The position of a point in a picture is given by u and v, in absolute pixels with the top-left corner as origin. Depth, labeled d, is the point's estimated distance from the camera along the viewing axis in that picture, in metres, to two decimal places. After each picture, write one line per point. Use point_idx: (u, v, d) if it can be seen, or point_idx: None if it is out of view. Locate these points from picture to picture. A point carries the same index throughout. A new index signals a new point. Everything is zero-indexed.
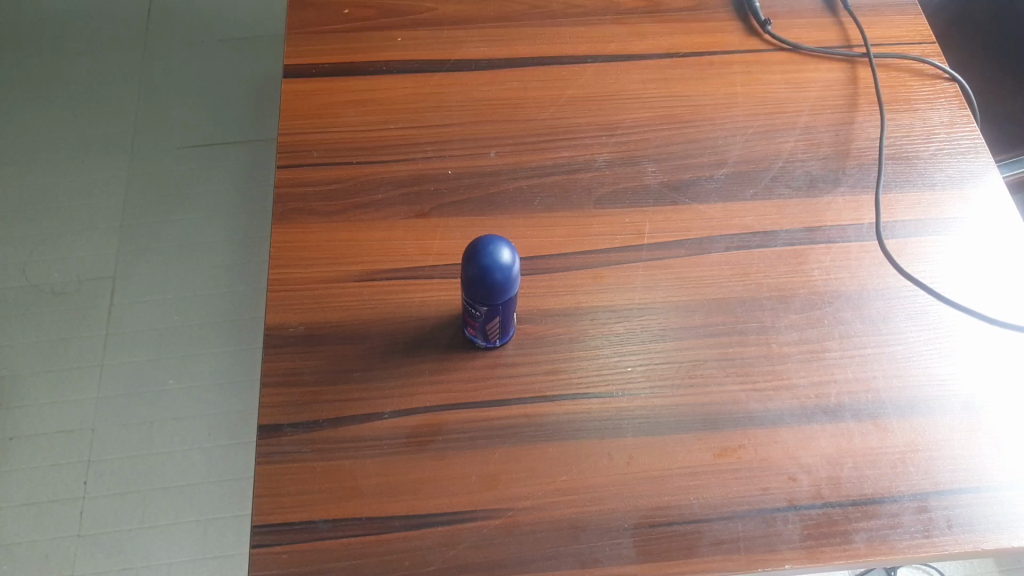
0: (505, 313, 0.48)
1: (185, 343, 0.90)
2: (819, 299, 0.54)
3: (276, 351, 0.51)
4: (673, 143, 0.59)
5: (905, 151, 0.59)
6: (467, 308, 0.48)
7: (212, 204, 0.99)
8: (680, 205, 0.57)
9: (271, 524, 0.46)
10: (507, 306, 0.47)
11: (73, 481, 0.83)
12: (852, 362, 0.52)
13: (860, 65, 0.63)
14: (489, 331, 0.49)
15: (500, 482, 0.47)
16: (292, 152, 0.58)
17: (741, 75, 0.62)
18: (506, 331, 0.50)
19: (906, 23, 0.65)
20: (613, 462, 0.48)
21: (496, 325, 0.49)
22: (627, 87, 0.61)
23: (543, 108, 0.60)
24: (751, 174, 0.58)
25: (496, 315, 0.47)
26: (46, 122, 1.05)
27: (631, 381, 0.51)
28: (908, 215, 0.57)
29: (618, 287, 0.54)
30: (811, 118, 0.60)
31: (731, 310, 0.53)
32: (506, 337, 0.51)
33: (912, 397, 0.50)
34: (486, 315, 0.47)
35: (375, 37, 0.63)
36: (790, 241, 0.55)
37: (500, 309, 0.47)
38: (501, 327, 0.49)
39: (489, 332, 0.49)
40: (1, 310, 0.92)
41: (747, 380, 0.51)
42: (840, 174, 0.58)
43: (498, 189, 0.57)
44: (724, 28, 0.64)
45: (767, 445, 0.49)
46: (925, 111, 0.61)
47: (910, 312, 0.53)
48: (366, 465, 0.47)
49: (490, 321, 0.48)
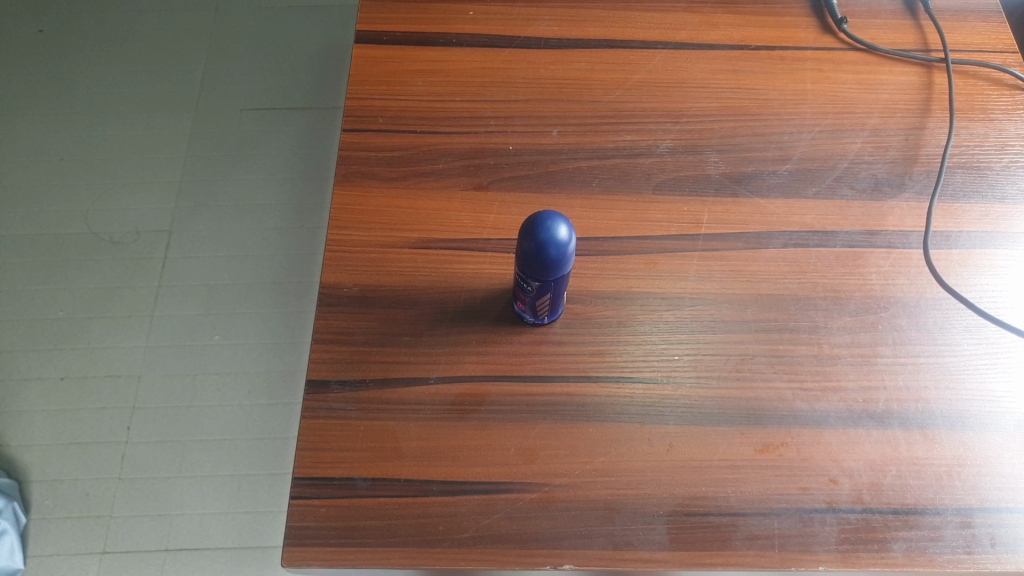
0: (555, 291, 0.48)
1: (235, 301, 0.92)
2: (875, 304, 0.53)
3: (328, 309, 0.52)
4: (739, 136, 0.59)
5: (976, 160, 0.58)
6: (519, 282, 0.48)
7: (271, 167, 1.00)
8: (740, 198, 0.56)
9: (312, 478, 0.47)
10: (559, 284, 0.47)
11: (117, 426, 0.85)
12: (903, 370, 0.51)
13: (936, 70, 0.62)
14: (538, 307, 0.50)
15: (538, 457, 0.47)
16: (358, 117, 0.59)
17: (812, 72, 0.61)
18: (555, 308, 0.51)
19: (988, 31, 0.64)
20: (652, 448, 0.48)
21: (546, 301, 0.49)
22: (695, 75, 0.61)
23: (609, 91, 0.60)
24: (815, 172, 0.57)
25: (547, 291, 0.48)
26: (118, 75, 1.08)
27: (676, 369, 0.51)
28: (974, 226, 0.55)
29: (671, 275, 0.54)
30: (881, 120, 0.59)
31: (783, 307, 0.53)
32: (554, 315, 0.51)
33: (963, 410, 0.50)
34: (537, 290, 0.48)
35: (448, 9, 0.64)
36: (850, 243, 0.55)
37: (552, 286, 0.47)
38: (551, 305, 0.49)
39: (538, 308, 0.50)
40: (63, 254, 0.95)
41: (795, 379, 0.50)
42: (907, 179, 0.57)
43: (557, 168, 0.57)
44: (798, 24, 0.63)
45: (811, 445, 0.48)
46: (1001, 122, 0.60)
47: (968, 324, 0.52)
48: (408, 428, 0.48)
49: (541, 297, 0.48)
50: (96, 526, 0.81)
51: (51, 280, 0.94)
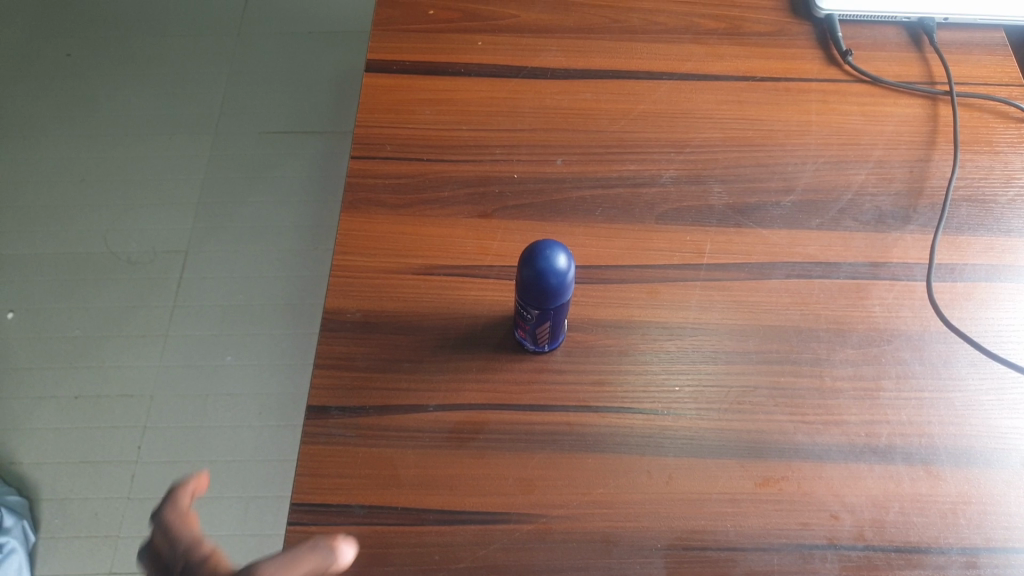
0: (554, 320, 0.48)
1: (247, 323, 0.93)
2: (878, 336, 0.52)
3: (331, 334, 0.52)
4: (743, 167, 0.59)
5: (981, 193, 0.58)
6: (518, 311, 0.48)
7: (285, 191, 1.01)
8: (743, 229, 0.56)
9: (310, 504, 0.46)
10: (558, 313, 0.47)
11: (127, 445, 0.86)
12: (907, 404, 0.50)
13: (941, 103, 0.61)
14: (537, 336, 0.50)
15: (536, 487, 0.47)
16: (365, 144, 0.60)
17: (818, 103, 0.61)
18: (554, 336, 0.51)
19: (994, 64, 0.63)
20: (651, 480, 0.48)
21: (545, 331, 0.49)
22: (701, 106, 0.61)
23: (615, 121, 0.61)
24: (819, 203, 0.57)
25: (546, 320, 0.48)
26: (138, 98, 1.09)
27: (676, 401, 0.50)
28: (979, 259, 0.55)
29: (672, 304, 0.53)
30: (886, 152, 0.59)
31: (787, 339, 0.52)
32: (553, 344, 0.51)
33: (967, 446, 0.49)
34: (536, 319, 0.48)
35: (455, 39, 0.64)
36: (853, 275, 0.54)
37: (551, 315, 0.47)
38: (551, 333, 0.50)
39: (537, 336, 0.50)
40: (80, 273, 0.96)
41: (797, 412, 0.50)
42: (912, 212, 0.57)
43: (561, 197, 0.57)
44: (804, 56, 0.63)
45: (812, 479, 0.48)
46: (1007, 155, 0.59)
47: (973, 359, 0.52)
48: (406, 455, 0.48)
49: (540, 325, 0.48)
50: (104, 545, 0.81)
51: (67, 299, 0.94)
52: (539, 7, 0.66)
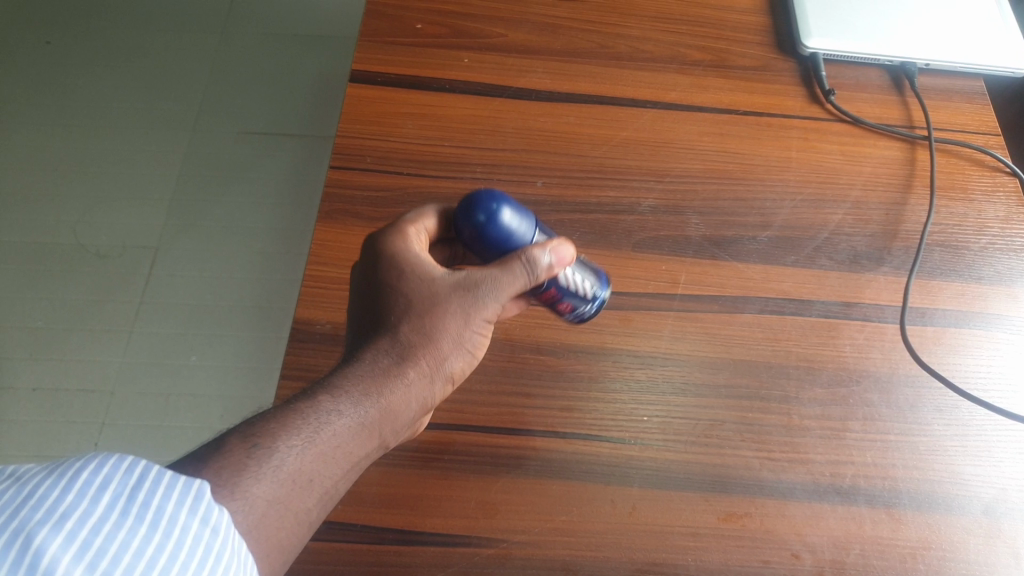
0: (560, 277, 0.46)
1: (213, 323, 0.91)
2: (847, 376, 0.52)
3: (299, 345, 0.51)
4: (721, 199, 0.59)
5: (954, 239, 0.58)
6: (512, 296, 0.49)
7: (262, 192, 1.00)
8: (719, 261, 0.56)
9: None
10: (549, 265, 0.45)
11: (83, 442, 0.84)
12: (872, 446, 0.50)
13: (920, 147, 0.62)
14: (569, 309, 0.49)
15: (499, 511, 0.47)
16: (345, 155, 0.59)
17: (798, 140, 0.61)
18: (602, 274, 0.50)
19: (972, 113, 0.64)
20: (615, 510, 0.47)
21: (572, 298, 0.48)
22: (682, 136, 0.61)
23: (597, 146, 0.60)
24: (795, 240, 0.57)
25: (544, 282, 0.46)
26: (117, 90, 1.08)
27: (644, 431, 0.50)
28: (949, 304, 0.56)
29: (645, 333, 0.53)
30: (864, 193, 0.60)
31: (757, 374, 0.52)
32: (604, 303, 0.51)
33: (930, 490, 0.49)
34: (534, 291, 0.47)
35: (443, 54, 0.64)
36: (825, 313, 0.54)
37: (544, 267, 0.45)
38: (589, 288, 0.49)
39: (568, 311, 0.49)
40: (46, 264, 0.94)
41: (763, 449, 0.50)
42: (886, 253, 0.57)
43: (540, 219, 0.57)
44: (787, 93, 0.63)
45: (774, 517, 0.48)
46: (980, 203, 0.60)
47: (939, 404, 0.52)
48: (369, 472, 0.48)
49: (554, 295, 0.47)
50: None
51: (30, 290, 0.93)
52: (528, 27, 0.66)
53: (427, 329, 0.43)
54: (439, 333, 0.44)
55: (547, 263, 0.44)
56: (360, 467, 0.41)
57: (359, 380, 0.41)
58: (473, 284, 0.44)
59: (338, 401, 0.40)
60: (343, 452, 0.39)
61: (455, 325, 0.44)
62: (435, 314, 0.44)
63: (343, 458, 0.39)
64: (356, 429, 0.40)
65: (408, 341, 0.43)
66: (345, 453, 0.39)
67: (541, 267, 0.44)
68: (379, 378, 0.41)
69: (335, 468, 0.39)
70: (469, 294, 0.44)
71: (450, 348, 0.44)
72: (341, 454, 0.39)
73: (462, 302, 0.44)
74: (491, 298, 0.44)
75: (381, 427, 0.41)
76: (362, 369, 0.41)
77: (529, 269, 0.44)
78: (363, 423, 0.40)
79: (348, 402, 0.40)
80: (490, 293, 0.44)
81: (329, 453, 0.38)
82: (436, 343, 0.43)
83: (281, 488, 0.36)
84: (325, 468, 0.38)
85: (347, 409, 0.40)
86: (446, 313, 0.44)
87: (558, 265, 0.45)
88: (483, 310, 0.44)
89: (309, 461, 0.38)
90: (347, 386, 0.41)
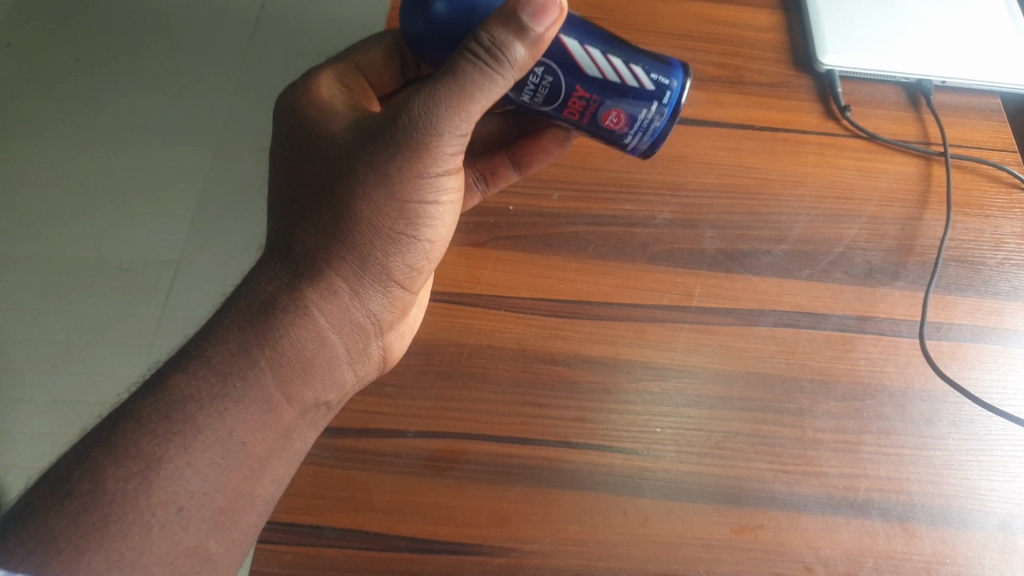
0: (580, 74, 0.43)
1: None
2: (862, 390, 0.52)
3: None
4: (736, 213, 0.59)
5: (971, 254, 0.58)
6: (552, 118, 0.47)
7: None
8: (734, 274, 0.56)
9: (280, 523, 0.47)
10: (555, 50, 0.42)
11: None
12: (886, 460, 0.50)
13: (936, 163, 0.62)
14: (617, 119, 0.45)
15: (510, 521, 0.48)
16: None
17: (814, 155, 0.62)
18: (671, 71, 0.44)
19: (989, 129, 0.64)
20: (628, 521, 0.48)
21: (607, 105, 0.44)
22: (697, 150, 0.61)
23: (612, 161, 0.61)
24: (810, 254, 0.57)
25: (558, 81, 0.43)
26: None
27: (657, 442, 0.50)
28: (965, 319, 0.55)
29: (659, 344, 0.54)
30: (879, 208, 0.60)
31: (770, 387, 0.52)
32: (678, 95, 0.45)
33: (945, 505, 0.49)
34: (557, 98, 0.44)
35: None
36: (841, 327, 0.55)
37: (551, 64, 0.43)
38: (633, 102, 0.44)
39: (615, 123, 0.45)
40: None
41: (777, 461, 0.50)
42: (901, 268, 0.57)
43: (555, 232, 0.58)
44: (803, 109, 0.64)
45: (787, 529, 0.48)
46: (997, 219, 0.60)
47: (955, 419, 0.52)
48: (381, 480, 0.49)
49: (582, 102, 0.44)
50: None
51: None
52: None
53: (331, 241, 0.45)
54: (345, 240, 0.46)
55: (507, 44, 0.39)
56: (270, 449, 0.43)
57: (242, 348, 0.43)
58: (396, 134, 0.43)
59: (221, 378, 0.41)
60: (216, 458, 0.40)
61: (371, 236, 0.46)
62: (340, 216, 0.45)
63: (217, 465, 0.40)
64: (236, 405, 0.41)
65: (297, 297, 0.45)
66: (224, 449, 0.40)
67: (510, 51, 0.39)
68: (269, 322, 0.44)
69: (205, 487, 0.39)
70: (386, 153, 0.44)
71: (367, 253, 0.47)
72: (212, 463, 0.40)
73: (375, 171, 0.44)
74: (420, 139, 0.43)
75: (286, 366, 0.44)
76: (247, 329, 0.43)
77: (485, 56, 0.40)
78: (245, 394, 0.42)
79: (227, 375, 0.42)
80: (413, 134, 0.43)
81: (233, 419, 0.41)
82: (352, 238, 0.46)
83: (201, 482, 0.39)
84: (196, 487, 0.39)
85: (223, 389, 0.41)
86: (358, 194, 0.45)
87: (540, 32, 0.39)
88: (414, 160, 0.44)
89: (212, 442, 0.40)
90: (231, 347, 0.43)
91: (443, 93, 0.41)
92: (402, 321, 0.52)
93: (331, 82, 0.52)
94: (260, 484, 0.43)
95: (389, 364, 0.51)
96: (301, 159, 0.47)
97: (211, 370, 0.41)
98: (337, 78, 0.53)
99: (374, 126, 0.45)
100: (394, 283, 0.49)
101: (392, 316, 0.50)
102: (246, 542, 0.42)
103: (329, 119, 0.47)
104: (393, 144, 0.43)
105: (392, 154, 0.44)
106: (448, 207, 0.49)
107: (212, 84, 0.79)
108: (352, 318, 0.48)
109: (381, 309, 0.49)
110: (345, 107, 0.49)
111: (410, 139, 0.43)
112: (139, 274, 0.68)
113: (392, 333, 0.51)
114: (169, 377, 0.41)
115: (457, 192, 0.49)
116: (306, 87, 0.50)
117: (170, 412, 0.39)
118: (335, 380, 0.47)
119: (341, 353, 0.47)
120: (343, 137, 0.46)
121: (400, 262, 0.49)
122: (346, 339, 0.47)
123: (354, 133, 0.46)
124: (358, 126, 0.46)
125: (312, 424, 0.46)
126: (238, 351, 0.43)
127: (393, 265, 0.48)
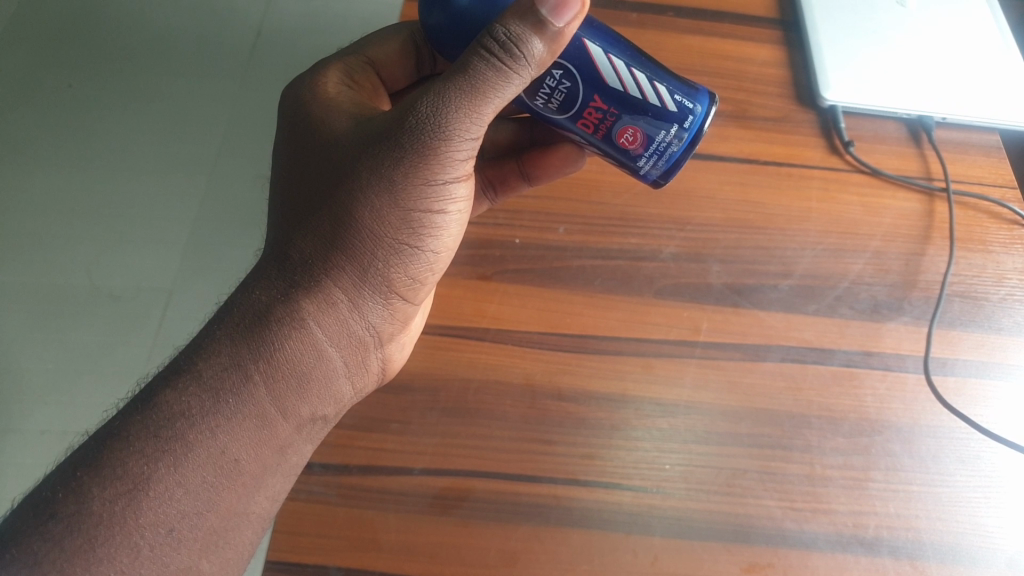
0: (601, 84, 0.43)
1: None
2: (869, 426, 0.53)
3: None
4: (741, 248, 0.59)
5: (974, 290, 0.58)
6: (564, 130, 0.47)
7: None
8: (741, 309, 0.56)
9: (286, 562, 0.47)
10: (580, 56, 0.42)
11: None
12: (895, 497, 0.50)
13: (938, 199, 0.62)
14: (632, 137, 0.45)
15: (519, 560, 0.47)
16: None
17: (818, 190, 0.62)
18: (696, 97, 0.45)
19: (989, 165, 0.64)
20: (637, 560, 0.48)
21: (624, 120, 0.44)
22: (702, 185, 0.62)
23: (618, 194, 0.61)
24: (815, 290, 0.58)
25: (578, 89, 0.43)
26: None
27: (666, 480, 0.50)
28: (969, 355, 0.56)
29: (667, 380, 0.53)
30: (883, 243, 0.60)
31: (779, 423, 0.52)
32: (700, 121, 0.45)
33: (954, 542, 0.49)
34: (574, 106, 0.44)
35: None
36: (847, 362, 0.55)
37: (573, 70, 0.43)
38: (651, 121, 0.44)
39: (630, 142, 0.45)
40: None
41: (786, 498, 0.50)
42: (905, 303, 0.58)
43: (561, 264, 0.58)
44: (806, 143, 0.64)
45: (797, 568, 0.48)
46: (999, 254, 0.60)
47: (962, 455, 0.52)
48: (387, 519, 0.48)
49: (598, 114, 0.44)
50: None
51: None
52: None
53: (331, 252, 0.44)
54: (346, 250, 0.44)
55: (524, 39, 0.39)
56: (264, 466, 0.43)
57: (230, 365, 0.42)
58: (404, 136, 0.42)
59: (207, 397, 0.41)
60: (207, 477, 0.41)
61: (372, 246, 0.45)
62: (341, 224, 0.44)
63: (207, 484, 0.41)
64: (229, 421, 0.42)
65: (290, 312, 0.44)
66: (216, 467, 0.41)
67: (527, 46, 0.39)
68: (263, 334, 0.43)
69: (196, 507, 0.40)
70: (390, 159, 0.42)
71: (368, 263, 0.45)
72: (203, 482, 0.41)
73: (379, 177, 0.43)
74: (426, 143, 0.42)
75: (281, 380, 0.43)
76: (240, 344, 0.43)
77: (499, 50, 0.39)
78: (239, 409, 0.42)
79: (218, 392, 0.42)
80: (419, 137, 0.42)
81: (221, 436, 0.41)
82: (352, 248, 0.44)
83: (183, 500, 0.40)
84: (186, 508, 0.40)
85: (215, 406, 0.41)
86: (360, 201, 0.43)
87: (560, 27, 0.39)
88: (419, 166, 0.43)
89: (198, 462, 0.40)
90: (223, 360, 0.42)
91: (455, 94, 0.41)
92: (403, 331, 0.51)
93: (338, 79, 0.52)
94: (252, 498, 0.43)
95: (388, 375, 0.51)
96: (303, 158, 0.46)
97: (202, 388, 0.42)
98: (345, 74, 0.53)
99: (379, 128, 0.44)
100: (396, 296, 0.48)
101: (393, 327, 0.49)
102: (241, 558, 0.43)
103: (334, 119, 0.47)
104: (397, 149, 0.42)
105: (396, 159, 0.42)
106: (456, 217, 0.48)
107: (210, 103, 0.75)
108: (351, 331, 0.47)
109: (381, 321, 0.48)
110: (351, 105, 0.48)
111: (416, 143, 0.42)
112: (133, 303, 0.64)
113: (392, 345, 0.50)
114: (160, 394, 0.41)
115: (466, 201, 0.47)
116: (314, 84, 0.50)
117: (157, 429, 0.40)
118: (331, 394, 0.47)
119: (338, 366, 0.47)
120: (346, 139, 0.45)
121: (403, 274, 0.47)
122: (344, 352, 0.47)
123: (358, 135, 0.44)
124: (362, 126, 0.45)
125: (307, 438, 0.46)
126: (230, 365, 0.42)
127: (395, 277, 0.47)
